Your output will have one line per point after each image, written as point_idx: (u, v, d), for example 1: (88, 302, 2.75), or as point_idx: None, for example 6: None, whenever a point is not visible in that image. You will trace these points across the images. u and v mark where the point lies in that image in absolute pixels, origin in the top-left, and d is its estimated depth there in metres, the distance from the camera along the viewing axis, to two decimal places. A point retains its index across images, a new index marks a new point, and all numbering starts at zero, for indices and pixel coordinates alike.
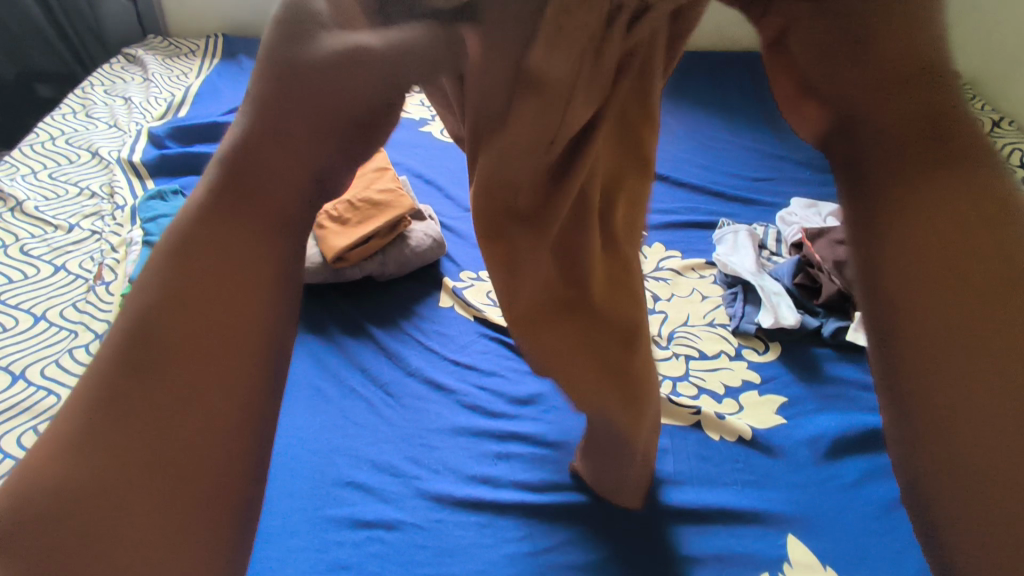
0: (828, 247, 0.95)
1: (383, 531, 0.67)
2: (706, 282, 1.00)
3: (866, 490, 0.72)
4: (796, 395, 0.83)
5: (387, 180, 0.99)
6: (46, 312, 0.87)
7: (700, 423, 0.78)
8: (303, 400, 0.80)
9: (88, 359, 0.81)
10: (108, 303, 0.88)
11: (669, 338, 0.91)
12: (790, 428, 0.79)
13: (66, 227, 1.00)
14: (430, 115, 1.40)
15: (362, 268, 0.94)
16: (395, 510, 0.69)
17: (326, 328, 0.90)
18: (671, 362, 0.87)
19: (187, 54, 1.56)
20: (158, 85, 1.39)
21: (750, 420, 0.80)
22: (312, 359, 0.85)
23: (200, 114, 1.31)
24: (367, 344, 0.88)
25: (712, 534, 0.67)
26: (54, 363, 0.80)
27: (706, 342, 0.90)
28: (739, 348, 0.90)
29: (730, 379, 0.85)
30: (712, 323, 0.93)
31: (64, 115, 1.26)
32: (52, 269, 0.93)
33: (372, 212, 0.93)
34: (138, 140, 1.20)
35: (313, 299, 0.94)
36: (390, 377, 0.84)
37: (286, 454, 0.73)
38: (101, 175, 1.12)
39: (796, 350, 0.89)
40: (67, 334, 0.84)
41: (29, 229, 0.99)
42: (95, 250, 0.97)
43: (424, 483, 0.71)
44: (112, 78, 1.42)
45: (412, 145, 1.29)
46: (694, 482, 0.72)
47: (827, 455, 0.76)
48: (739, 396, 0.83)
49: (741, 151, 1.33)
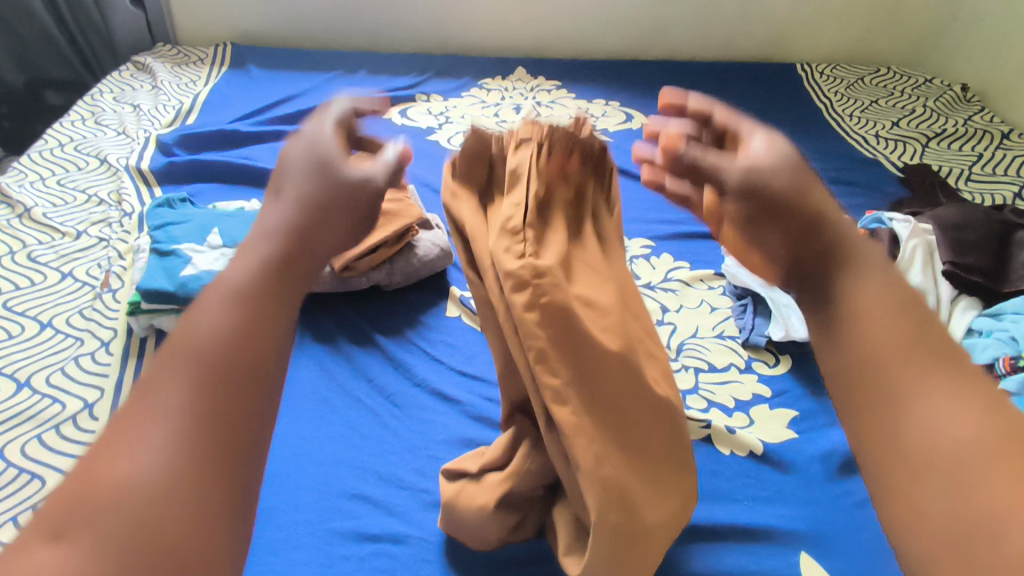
0: None
1: (390, 545, 0.66)
2: (715, 293, 0.99)
3: None
4: (807, 409, 0.82)
5: (395, 189, 0.98)
6: (52, 319, 0.86)
7: (710, 436, 0.78)
8: (309, 410, 0.79)
9: (93, 367, 0.81)
10: (114, 311, 0.88)
11: (679, 350, 0.90)
12: (802, 443, 0.78)
13: (74, 233, 1.00)
14: (436, 124, 1.41)
15: (369, 277, 0.94)
16: (402, 523, 0.68)
17: (334, 338, 0.89)
18: (681, 375, 0.86)
19: (196, 62, 1.57)
20: (167, 93, 1.39)
21: (761, 434, 0.79)
22: (317, 368, 0.84)
23: (208, 123, 1.31)
24: (374, 354, 0.87)
25: (722, 552, 0.66)
26: (60, 371, 0.80)
27: (715, 355, 0.89)
28: (749, 361, 0.89)
29: (741, 393, 0.84)
30: (721, 335, 0.92)
31: (73, 122, 1.27)
32: (59, 276, 0.93)
33: (379, 221, 0.93)
34: (146, 148, 1.20)
35: (320, 309, 0.93)
36: (396, 387, 0.83)
37: (292, 466, 0.72)
38: (109, 182, 1.12)
39: (807, 364, 0.88)
40: (73, 342, 0.84)
41: (37, 236, 0.99)
42: (102, 257, 0.97)
43: (431, 496, 0.70)
44: (122, 85, 1.42)
45: (419, 154, 1.30)
46: (704, 497, 0.71)
47: (840, 471, 0.74)
48: (750, 410, 0.82)
49: None
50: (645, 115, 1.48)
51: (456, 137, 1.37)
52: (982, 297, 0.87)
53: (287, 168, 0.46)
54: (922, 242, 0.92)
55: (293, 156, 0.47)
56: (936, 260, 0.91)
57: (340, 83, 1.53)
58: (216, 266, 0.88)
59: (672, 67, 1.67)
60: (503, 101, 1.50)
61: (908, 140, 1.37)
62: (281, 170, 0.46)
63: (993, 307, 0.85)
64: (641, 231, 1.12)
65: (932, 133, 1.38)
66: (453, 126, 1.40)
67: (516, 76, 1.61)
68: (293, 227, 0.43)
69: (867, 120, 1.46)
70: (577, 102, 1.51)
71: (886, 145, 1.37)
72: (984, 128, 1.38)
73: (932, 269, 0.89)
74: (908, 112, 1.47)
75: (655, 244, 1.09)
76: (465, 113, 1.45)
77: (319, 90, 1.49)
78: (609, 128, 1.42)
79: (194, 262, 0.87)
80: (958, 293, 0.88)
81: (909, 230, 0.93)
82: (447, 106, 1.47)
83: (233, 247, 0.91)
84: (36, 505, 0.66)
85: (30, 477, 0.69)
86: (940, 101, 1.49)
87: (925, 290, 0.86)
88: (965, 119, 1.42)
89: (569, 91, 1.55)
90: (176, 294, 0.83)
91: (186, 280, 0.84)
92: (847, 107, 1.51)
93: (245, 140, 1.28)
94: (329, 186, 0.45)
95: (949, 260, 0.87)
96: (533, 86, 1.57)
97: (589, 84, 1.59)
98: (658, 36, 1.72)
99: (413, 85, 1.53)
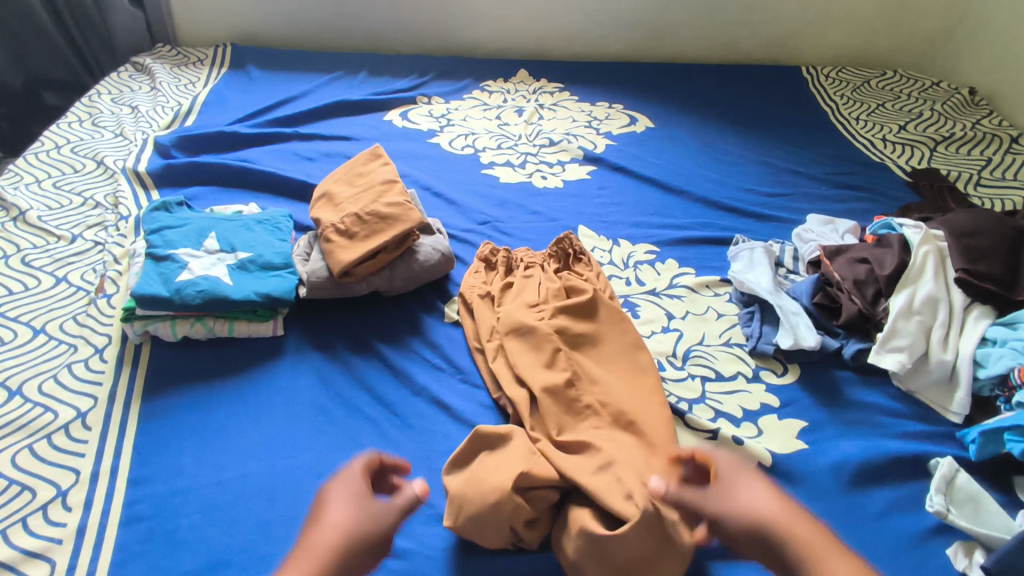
0: (848, 266, 0.92)
1: (389, 561, 0.64)
2: (721, 300, 0.98)
3: (893, 521, 0.69)
4: (817, 419, 0.80)
5: (396, 194, 0.97)
6: (46, 325, 0.85)
7: (717, 446, 0.76)
8: (307, 420, 0.77)
9: (87, 375, 0.79)
10: (109, 317, 0.87)
11: (685, 357, 0.88)
12: (811, 454, 0.76)
13: (69, 237, 0.98)
14: (438, 126, 1.39)
15: (369, 283, 0.92)
16: (401, 538, 0.66)
17: (333, 346, 0.87)
18: (687, 384, 0.84)
19: (195, 63, 1.55)
20: (166, 94, 1.37)
21: (770, 444, 0.77)
22: (316, 376, 0.83)
23: (207, 124, 1.30)
24: (374, 362, 0.86)
25: (732, 568, 0.65)
26: (52, 379, 0.78)
27: (722, 363, 0.87)
28: (756, 370, 0.87)
29: (748, 402, 0.82)
30: (728, 343, 0.90)
31: (70, 123, 1.25)
32: (54, 281, 0.91)
33: (379, 226, 0.91)
34: (144, 149, 1.18)
35: (319, 316, 0.92)
36: (396, 396, 0.81)
37: (289, 477, 0.71)
38: (106, 185, 1.11)
39: (817, 373, 0.86)
40: (66, 349, 0.82)
41: (32, 240, 0.97)
42: (97, 261, 0.95)
43: (433, 508, 0.69)
44: (119, 86, 1.40)
45: (420, 157, 1.28)
46: None
47: (851, 483, 0.73)
48: (758, 420, 0.80)
49: (755, 165, 1.31)
50: (649, 118, 1.46)
51: (457, 139, 1.35)
52: (996, 306, 0.85)
53: (328, 500, 0.61)
54: (935, 249, 0.90)
55: (336, 490, 0.63)
56: (948, 267, 0.89)
57: (340, 84, 1.51)
58: (213, 272, 0.86)
59: (676, 69, 1.65)
60: (506, 103, 1.49)
61: (915, 144, 1.36)
62: (321, 506, 0.61)
63: (1007, 316, 0.84)
64: (645, 236, 1.10)
65: (940, 137, 1.36)
66: (455, 129, 1.39)
67: (517, 78, 1.59)
68: (337, 550, 0.56)
69: (874, 123, 1.44)
70: (580, 104, 1.49)
71: (894, 149, 1.35)
72: (993, 132, 1.36)
73: (944, 276, 0.88)
74: (915, 115, 1.45)
75: (660, 249, 1.08)
76: (467, 116, 1.44)
77: (320, 92, 1.47)
78: (612, 130, 1.41)
79: (190, 268, 0.86)
80: (971, 301, 0.86)
81: (920, 237, 0.91)
82: (449, 108, 1.46)
83: (231, 252, 0.90)
84: (26, 517, 0.65)
85: (21, 488, 0.67)
86: (947, 104, 1.48)
87: (937, 298, 0.85)
88: (973, 123, 1.40)
89: (572, 93, 1.54)
90: (171, 300, 0.81)
91: (182, 286, 0.82)
92: (854, 111, 1.50)
93: (244, 143, 1.27)
94: (359, 506, 0.60)
95: (963, 267, 0.85)
96: (535, 88, 1.56)
97: (592, 86, 1.57)
98: (662, 38, 1.70)
99: (414, 87, 1.51)
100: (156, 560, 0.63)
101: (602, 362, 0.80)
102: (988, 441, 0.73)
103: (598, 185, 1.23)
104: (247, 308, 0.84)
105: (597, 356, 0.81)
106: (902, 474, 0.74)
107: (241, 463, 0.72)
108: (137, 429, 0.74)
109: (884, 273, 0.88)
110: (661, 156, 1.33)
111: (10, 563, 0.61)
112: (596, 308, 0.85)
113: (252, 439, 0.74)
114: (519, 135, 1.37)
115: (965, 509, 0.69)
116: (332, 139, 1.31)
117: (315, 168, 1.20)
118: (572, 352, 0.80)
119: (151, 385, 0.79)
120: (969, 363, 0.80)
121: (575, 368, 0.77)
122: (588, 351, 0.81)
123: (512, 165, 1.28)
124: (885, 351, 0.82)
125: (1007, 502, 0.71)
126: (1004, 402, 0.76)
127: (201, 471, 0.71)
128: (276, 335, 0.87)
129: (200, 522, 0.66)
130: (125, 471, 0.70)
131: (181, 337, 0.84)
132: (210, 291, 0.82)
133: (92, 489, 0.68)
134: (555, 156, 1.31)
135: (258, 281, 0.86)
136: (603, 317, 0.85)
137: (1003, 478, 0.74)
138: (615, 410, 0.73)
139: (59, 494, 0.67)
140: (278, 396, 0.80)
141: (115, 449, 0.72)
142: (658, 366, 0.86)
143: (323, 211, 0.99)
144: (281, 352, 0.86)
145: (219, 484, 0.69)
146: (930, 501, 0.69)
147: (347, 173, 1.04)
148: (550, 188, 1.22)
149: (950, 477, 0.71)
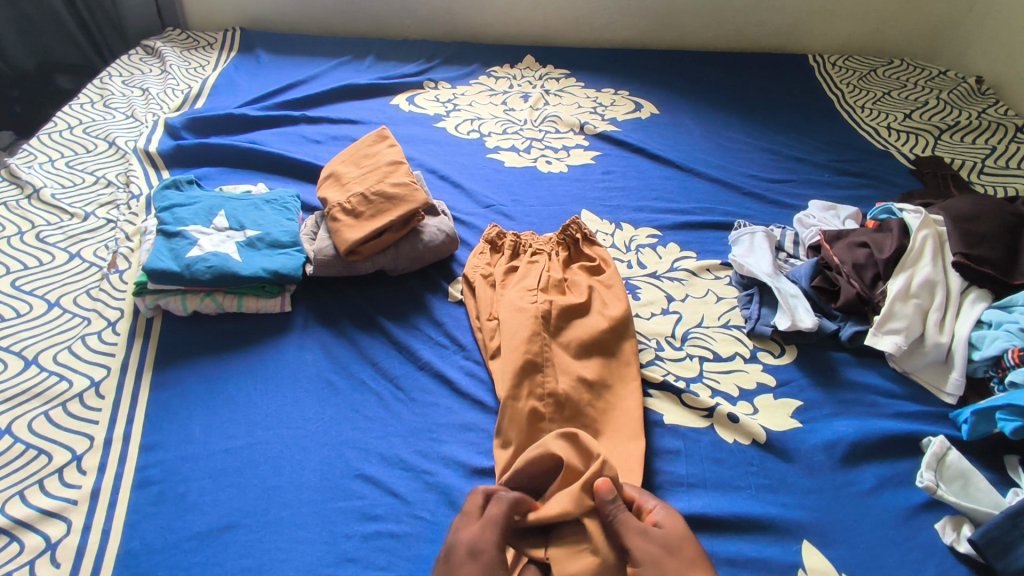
0: (847, 250, 0.93)
1: (393, 526, 0.66)
2: (722, 283, 0.99)
3: (884, 497, 0.71)
4: (811, 399, 0.82)
5: (401, 174, 0.98)
6: (61, 298, 0.87)
7: (713, 423, 0.78)
8: (313, 392, 0.79)
9: (100, 347, 0.81)
10: (121, 292, 0.89)
11: (684, 338, 0.89)
12: (805, 432, 0.77)
13: (82, 215, 1.01)
14: (445, 111, 1.41)
15: (374, 262, 0.94)
16: (413, 506, 0.68)
17: (338, 322, 0.89)
18: (685, 363, 0.85)
19: (205, 46, 1.57)
20: (176, 78, 1.39)
21: (766, 422, 0.78)
22: (323, 352, 0.85)
23: (217, 107, 1.32)
24: (379, 338, 0.88)
25: (723, 541, 0.67)
26: (67, 349, 0.80)
27: (720, 344, 0.89)
28: (754, 351, 0.88)
29: (745, 382, 0.84)
30: (727, 325, 0.92)
31: (83, 105, 1.27)
32: (67, 257, 0.93)
33: (385, 206, 0.93)
34: (155, 131, 1.20)
35: (326, 292, 0.94)
36: (401, 370, 0.83)
37: (296, 446, 0.73)
38: (118, 164, 1.13)
39: (812, 353, 0.88)
40: (80, 321, 0.84)
41: (46, 217, 0.99)
42: (109, 238, 0.97)
43: (434, 477, 0.71)
44: (131, 69, 1.42)
45: (427, 141, 1.30)
46: (707, 484, 0.72)
47: (845, 460, 0.74)
48: (754, 399, 0.81)
49: (758, 152, 1.32)
50: (654, 105, 1.47)
51: (464, 124, 1.37)
52: (993, 289, 0.85)
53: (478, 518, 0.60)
54: (933, 233, 0.90)
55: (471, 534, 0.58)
56: (946, 251, 0.90)
57: (347, 70, 1.53)
58: (222, 248, 0.88)
59: (681, 57, 1.65)
60: (512, 89, 1.50)
61: (920, 132, 1.36)
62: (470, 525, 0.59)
63: (1004, 299, 0.84)
64: (647, 220, 1.11)
65: (945, 125, 1.36)
66: (461, 114, 1.40)
67: (523, 64, 1.60)
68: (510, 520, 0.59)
69: (879, 111, 1.44)
70: (585, 91, 1.50)
71: (897, 137, 1.35)
72: (999, 121, 1.36)
73: (942, 260, 0.88)
74: (920, 104, 1.45)
75: (662, 233, 1.09)
76: (474, 101, 1.45)
77: (327, 76, 1.49)
78: (617, 116, 1.42)
79: (199, 244, 0.87)
80: (968, 285, 0.86)
81: (919, 221, 0.92)
82: (456, 93, 1.47)
83: (240, 230, 0.92)
84: (42, 479, 0.67)
85: (37, 452, 0.69)
86: (954, 93, 1.47)
87: (934, 282, 0.86)
88: (979, 112, 1.40)
89: (578, 80, 1.55)
90: (181, 275, 0.83)
91: (192, 261, 0.84)
92: (859, 99, 1.50)
93: (252, 125, 1.28)
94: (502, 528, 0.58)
95: (961, 252, 0.86)
96: (540, 74, 1.56)
97: (598, 73, 1.58)
98: (667, 26, 1.70)
99: (422, 72, 1.53)
100: (167, 521, 0.65)
101: (582, 343, 0.81)
102: (980, 420, 0.75)
103: (602, 170, 1.25)
104: (254, 284, 0.86)
105: (581, 337, 0.81)
106: (897, 452, 0.75)
107: (248, 433, 0.74)
108: (149, 399, 0.77)
109: (883, 256, 0.89)
110: (664, 141, 1.34)
111: (26, 522, 0.64)
112: (590, 304, 0.87)
113: (259, 408, 0.77)
114: (525, 121, 1.38)
115: (955, 486, 0.70)
116: (339, 122, 1.32)
117: (321, 151, 1.22)
118: (551, 334, 0.81)
119: (163, 358, 0.82)
120: (963, 344, 0.81)
121: (553, 353, 0.79)
122: (569, 335, 0.82)
123: (517, 150, 1.29)
124: (882, 333, 0.83)
125: (998, 480, 0.72)
126: (997, 382, 0.77)
127: (210, 438, 0.73)
128: (283, 311, 0.89)
129: (209, 488, 0.68)
130: (137, 438, 0.72)
131: (190, 312, 0.87)
132: (220, 267, 0.84)
133: (106, 453, 0.70)
134: (559, 141, 1.32)
135: (267, 259, 0.88)
136: (596, 308, 0.86)
137: (996, 457, 0.75)
138: (566, 397, 0.74)
139: (73, 459, 0.69)
140: (285, 370, 0.82)
141: (127, 417, 0.74)
142: (657, 347, 0.87)
143: (329, 191, 1.01)
144: (287, 327, 0.88)
145: (226, 451, 0.72)
146: (921, 478, 0.70)
147: (354, 154, 1.06)
148: (554, 173, 1.23)
149: (941, 455, 0.72)
